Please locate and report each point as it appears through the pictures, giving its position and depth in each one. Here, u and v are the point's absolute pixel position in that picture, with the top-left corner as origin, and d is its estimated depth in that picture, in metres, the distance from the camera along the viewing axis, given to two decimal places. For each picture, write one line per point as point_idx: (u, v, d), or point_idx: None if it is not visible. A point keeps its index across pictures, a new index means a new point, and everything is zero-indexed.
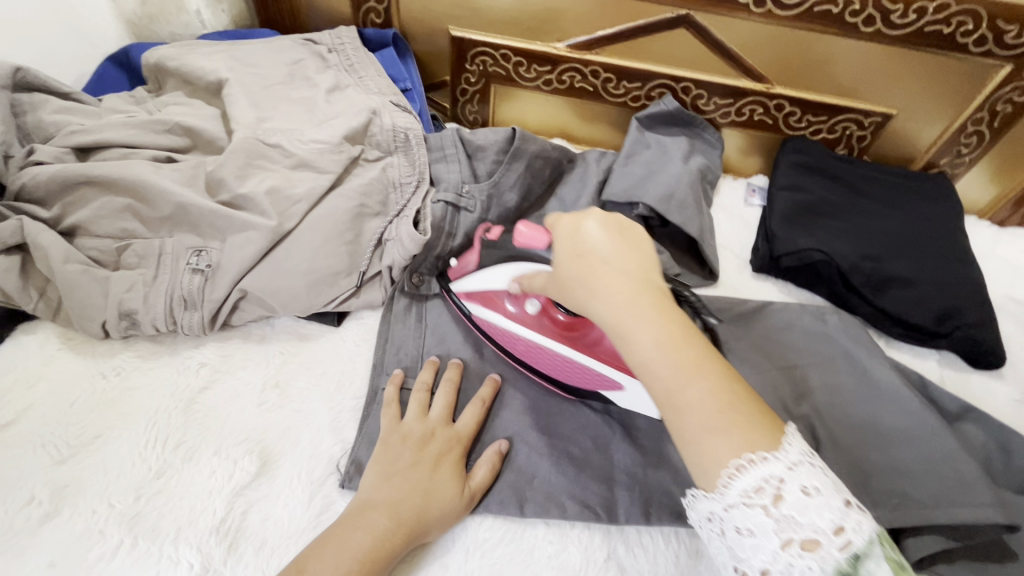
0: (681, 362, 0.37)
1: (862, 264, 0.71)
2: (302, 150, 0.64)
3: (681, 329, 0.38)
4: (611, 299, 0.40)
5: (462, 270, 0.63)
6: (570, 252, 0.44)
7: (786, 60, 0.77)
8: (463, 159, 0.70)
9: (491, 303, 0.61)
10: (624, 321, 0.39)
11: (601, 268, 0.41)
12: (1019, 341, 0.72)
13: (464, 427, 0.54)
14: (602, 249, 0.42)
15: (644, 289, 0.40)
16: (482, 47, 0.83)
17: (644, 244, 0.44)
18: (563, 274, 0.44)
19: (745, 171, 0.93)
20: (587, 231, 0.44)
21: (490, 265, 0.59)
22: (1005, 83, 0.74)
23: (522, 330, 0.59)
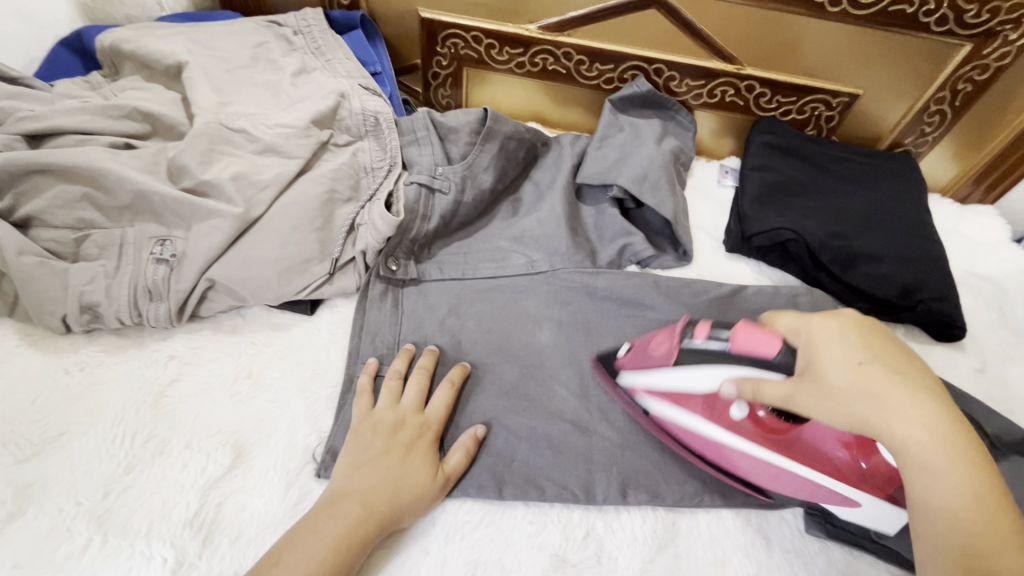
0: (987, 517, 0.35)
1: (829, 242, 0.72)
2: (268, 135, 0.63)
3: (984, 473, 0.37)
4: (922, 428, 0.37)
5: (645, 362, 0.54)
6: (840, 362, 0.40)
7: (756, 41, 0.78)
8: (435, 142, 0.69)
9: (682, 402, 0.52)
10: (932, 457, 0.37)
11: (921, 389, 0.39)
12: (978, 314, 0.74)
13: (433, 415, 0.54)
14: (899, 364, 0.40)
15: (948, 416, 0.38)
16: (453, 29, 0.82)
17: (921, 361, 0.42)
18: (827, 380, 0.41)
19: (718, 153, 0.94)
20: (853, 339, 0.41)
21: (684, 364, 0.51)
22: (965, 62, 0.75)
23: (726, 436, 0.50)
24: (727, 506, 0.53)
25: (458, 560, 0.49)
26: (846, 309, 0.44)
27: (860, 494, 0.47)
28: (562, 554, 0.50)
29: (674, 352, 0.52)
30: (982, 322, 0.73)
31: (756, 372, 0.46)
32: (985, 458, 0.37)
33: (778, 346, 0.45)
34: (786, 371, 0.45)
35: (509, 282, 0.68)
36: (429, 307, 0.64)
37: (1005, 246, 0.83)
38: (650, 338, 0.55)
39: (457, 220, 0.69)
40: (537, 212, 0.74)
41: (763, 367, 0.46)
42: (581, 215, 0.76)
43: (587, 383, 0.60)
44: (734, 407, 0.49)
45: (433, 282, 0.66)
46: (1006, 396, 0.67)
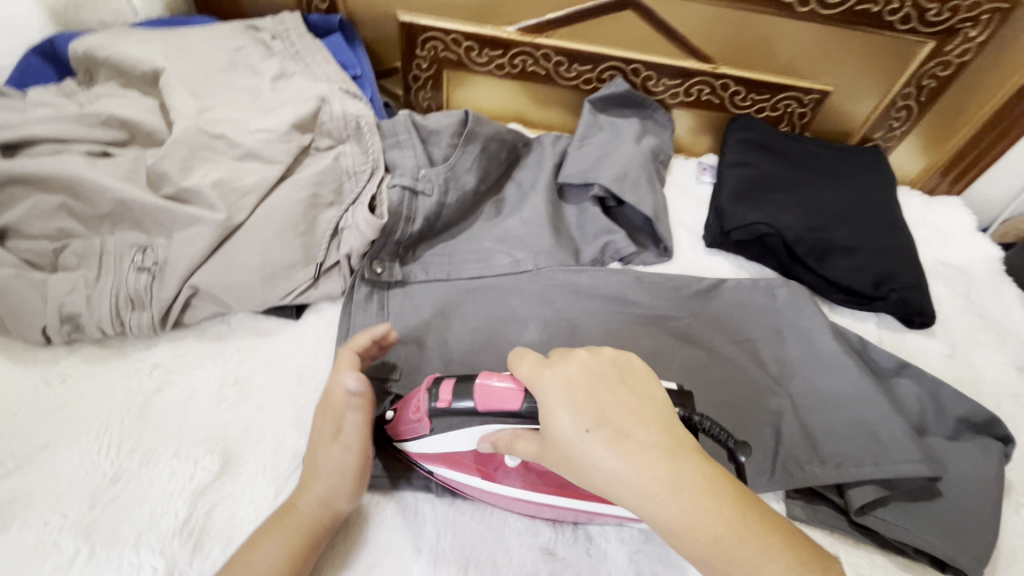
0: (745, 556, 0.36)
1: (806, 235, 0.74)
2: (249, 140, 0.62)
3: (725, 511, 0.37)
4: (637, 490, 0.37)
5: (408, 432, 0.51)
6: (572, 427, 0.39)
7: (729, 41, 0.80)
8: (417, 144, 0.69)
9: (455, 464, 0.51)
10: (657, 508, 0.37)
11: (626, 447, 0.38)
12: (947, 302, 0.77)
13: (330, 386, 0.50)
14: (624, 420, 0.39)
15: (670, 465, 0.37)
16: (432, 32, 0.82)
17: (638, 389, 0.41)
18: (565, 449, 0.39)
19: (696, 150, 0.96)
20: (557, 396, 0.40)
21: (442, 429, 0.49)
22: (928, 59, 0.78)
23: (505, 484, 0.50)
24: None
25: (452, 557, 0.49)
26: (569, 351, 0.43)
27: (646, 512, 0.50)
28: (552, 548, 0.51)
29: (425, 421, 0.49)
30: (951, 309, 0.76)
31: (509, 426, 0.46)
32: (705, 489, 0.37)
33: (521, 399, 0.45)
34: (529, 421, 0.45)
35: (494, 282, 0.68)
36: (415, 309, 0.65)
37: (971, 236, 0.86)
38: (408, 402, 0.51)
39: (440, 222, 0.70)
40: (520, 213, 0.75)
41: (516, 420, 0.46)
42: (563, 214, 0.77)
43: None
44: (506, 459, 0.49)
45: (418, 284, 0.67)
46: (974, 379, 0.69)
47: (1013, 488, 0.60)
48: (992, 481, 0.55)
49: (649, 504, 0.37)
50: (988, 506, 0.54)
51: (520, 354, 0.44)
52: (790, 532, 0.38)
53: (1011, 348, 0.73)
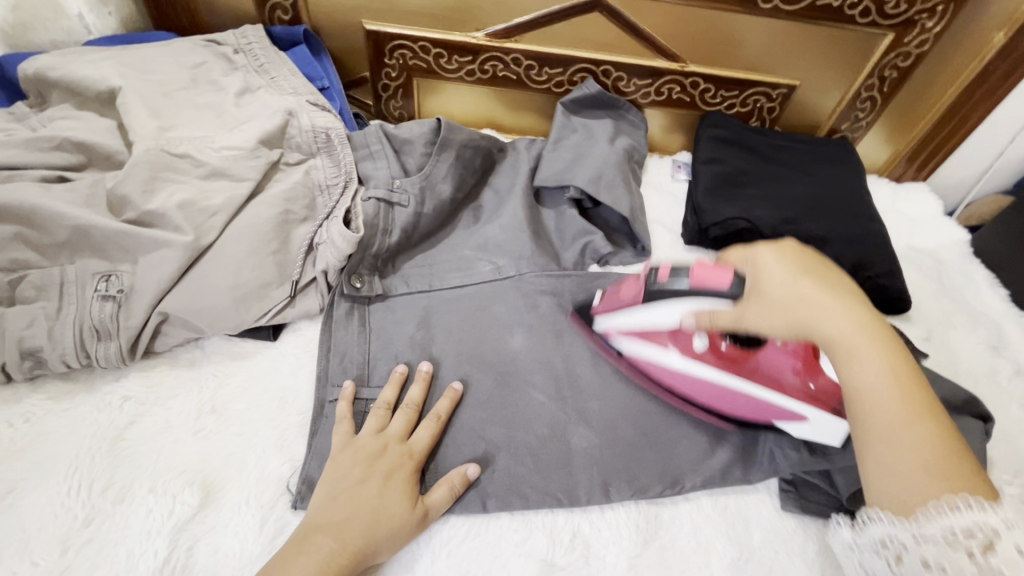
0: (913, 404, 0.39)
1: (780, 228, 0.75)
2: (214, 158, 0.60)
3: (907, 366, 0.40)
4: (840, 322, 0.41)
5: (615, 306, 0.60)
6: (780, 273, 0.44)
7: (696, 40, 0.80)
8: (390, 155, 0.68)
9: (654, 339, 0.59)
10: (852, 339, 0.41)
11: (836, 292, 0.43)
12: (919, 286, 0.79)
13: (418, 444, 0.53)
14: (832, 276, 0.44)
15: (871, 316, 0.42)
16: (400, 40, 0.81)
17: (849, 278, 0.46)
18: (771, 292, 0.44)
19: (670, 149, 0.96)
20: (785, 255, 0.45)
21: (656, 304, 0.55)
22: (889, 50, 0.80)
23: (693, 364, 0.57)
24: (707, 492, 0.55)
25: None
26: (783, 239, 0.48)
27: (804, 409, 0.52)
28: (550, 559, 0.50)
29: (638, 291, 0.57)
30: (924, 293, 0.78)
31: (711, 303, 0.50)
32: (897, 346, 0.41)
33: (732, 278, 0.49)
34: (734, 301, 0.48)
35: (477, 290, 0.67)
36: (398, 322, 0.63)
37: (938, 220, 0.89)
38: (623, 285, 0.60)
39: (419, 232, 0.69)
40: (499, 219, 0.74)
41: (716, 300, 0.50)
42: (542, 218, 0.76)
43: (562, 384, 0.61)
44: (694, 338, 0.56)
45: (400, 296, 0.66)
46: (951, 361, 0.71)
47: (995, 465, 0.61)
48: (976, 459, 0.56)
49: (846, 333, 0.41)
50: None
51: (741, 249, 0.50)
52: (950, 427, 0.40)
53: (983, 328, 0.75)
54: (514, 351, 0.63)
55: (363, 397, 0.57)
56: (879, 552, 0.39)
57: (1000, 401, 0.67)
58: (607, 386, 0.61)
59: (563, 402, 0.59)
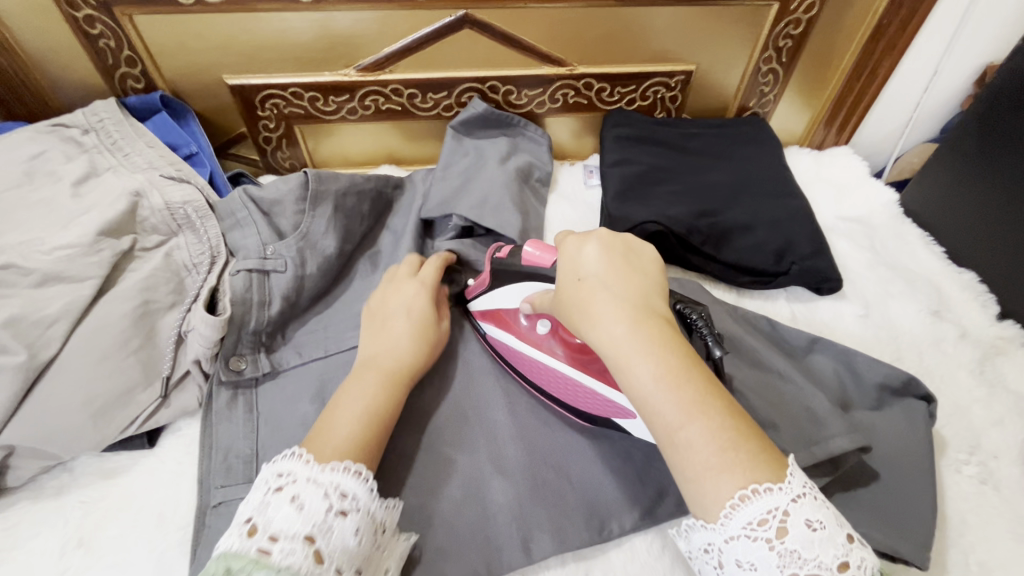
0: (687, 401, 0.37)
1: (695, 224, 0.71)
2: (47, 262, 0.53)
3: (675, 358, 0.38)
4: (608, 325, 0.40)
5: (477, 288, 0.63)
6: (568, 277, 0.45)
7: (579, 41, 0.76)
8: (259, 219, 0.62)
9: (505, 322, 0.60)
10: (618, 340, 0.39)
11: (610, 287, 0.42)
12: (853, 259, 0.74)
13: (429, 277, 0.61)
14: (623, 274, 0.43)
15: (637, 311, 0.40)
16: (269, 90, 0.76)
17: (643, 264, 0.45)
18: (564, 297, 0.45)
19: (581, 154, 0.92)
20: (581, 254, 0.45)
21: (503, 285, 0.59)
22: (778, 20, 0.77)
23: (531, 350, 0.58)
24: (639, 533, 0.51)
25: None
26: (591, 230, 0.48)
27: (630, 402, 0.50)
28: None
29: (488, 275, 0.61)
30: (858, 265, 0.73)
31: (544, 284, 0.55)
32: (670, 339, 0.39)
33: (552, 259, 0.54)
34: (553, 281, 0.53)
35: None
36: (290, 401, 0.58)
37: (866, 182, 0.85)
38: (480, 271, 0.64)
39: (307, 296, 0.63)
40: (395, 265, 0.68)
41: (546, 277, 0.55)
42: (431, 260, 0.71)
43: (474, 439, 0.56)
44: (538, 323, 0.58)
45: (292, 369, 0.60)
46: (893, 335, 0.66)
47: (947, 445, 0.57)
48: (921, 449, 0.52)
49: (615, 338, 0.39)
50: (923, 477, 0.51)
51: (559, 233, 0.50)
52: (738, 412, 0.38)
53: (924, 291, 0.70)
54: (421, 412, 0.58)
55: None
56: (707, 558, 0.37)
57: (947, 371, 0.63)
58: (522, 428, 0.57)
59: (475, 455, 0.55)
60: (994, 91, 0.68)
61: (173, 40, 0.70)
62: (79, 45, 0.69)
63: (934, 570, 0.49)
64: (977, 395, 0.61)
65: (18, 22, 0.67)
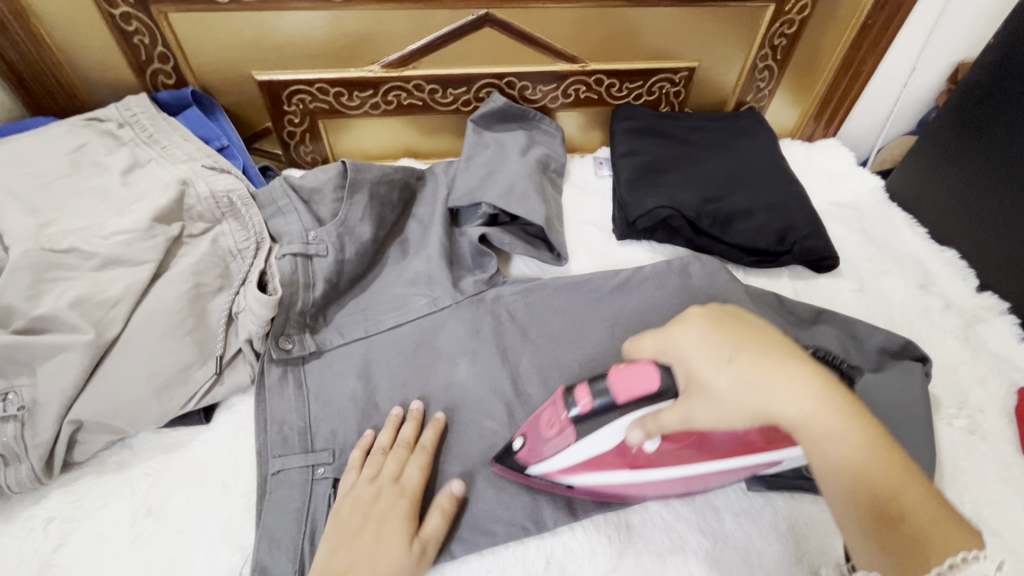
0: (882, 479, 0.38)
1: (703, 209, 0.76)
2: (105, 246, 0.56)
3: (865, 420, 0.39)
4: (796, 401, 0.38)
5: (544, 446, 0.48)
6: (711, 367, 0.39)
7: (591, 39, 0.81)
8: (299, 207, 0.65)
9: (593, 465, 0.48)
10: (815, 416, 0.38)
11: (776, 359, 0.39)
12: (846, 240, 0.81)
13: (411, 481, 0.52)
14: (764, 343, 0.40)
15: (814, 378, 0.39)
16: (296, 86, 0.79)
17: (756, 325, 0.43)
18: (715, 391, 0.39)
19: (589, 147, 0.97)
20: (712, 333, 0.41)
21: (585, 433, 0.46)
22: (773, 21, 0.83)
23: (651, 473, 0.48)
24: None
25: None
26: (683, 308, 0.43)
27: (775, 456, 0.49)
28: None
29: (567, 427, 0.46)
30: (851, 245, 0.80)
31: (651, 407, 0.43)
32: (848, 402, 0.39)
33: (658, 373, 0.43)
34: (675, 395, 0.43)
35: (415, 327, 0.66)
36: (337, 378, 0.61)
37: (853, 171, 0.91)
38: (538, 423, 0.49)
39: (346, 279, 0.66)
40: (425, 251, 0.72)
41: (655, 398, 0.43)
42: (458, 246, 0.75)
43: (514, 407, 0.60)
44: (643, 446, 0.45)
45: (336, 349, 0.63)
46: (886, 307, 0.73)
47: (939, 402, 0.63)
48: (918, 402, 0.58)
49: (803, 421, 0.38)
50: (921, 427, 0.56)
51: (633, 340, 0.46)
52: (915, 469, 0.39)
53: (911, 268, 0.77)
54: (461, 384, 0.62)
55: (309, 465, 0.54)
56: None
57: (935, 337, 0.69)
58: None
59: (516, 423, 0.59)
60: (969, 86, 0.76)
61: (205, 38, 0.73)
62: (113, 42, 0.72)
63: None
64: (963, 357, 0.67)
65: (54, 20, 0.69)
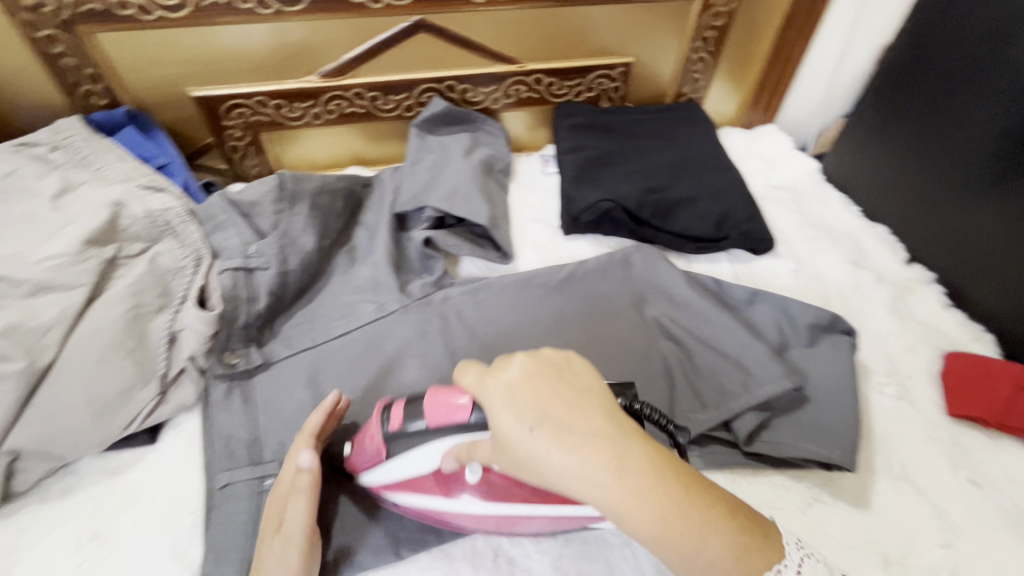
0: (694, 528, 0.34)
1: (644, 200, 0.78)
2: (37, 273, 0.55)
3: (674, 487, 0.34)
4: (591, 481, 0.33)
5: (365, 461, 0.52)
6: (511, 431, 0.36)
7: (526, 40, 0.83)
8: (238, 222, 0.65)
9: (419, 488, 0.51)
10: (603, 498, 0.33)
11: (570, 433, 0.34)
12: (784, 222, 0.83)
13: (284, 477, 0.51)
14: (575, 404, 0.36)
15: (614, 451, 0.34)
16: (234, 100, 0.79)
17: (576, 376, 0.38)
18: (515, 453, 0.36)
19: (537, 145, 0.99)
20: (519, 390, 0.36)
21: (400, 452, 0.49)
22: (702, 14, 0.85)
23: (462, 506, 0.50)
24: None
25: None
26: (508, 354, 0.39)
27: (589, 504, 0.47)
28: None
29: (378, 447, 0.50)
30: (789, 227, 0.83)
31: (466, 437, 0.46)
32: (659, 463, 0.35)
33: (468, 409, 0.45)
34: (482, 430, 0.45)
35: (363, 333, 0.66)
36: (284, 389, 0.61)
37: (791, 155, 0.94)
38: (362, 436, 0.52)
39: (291, 290, 0.67)
40: (372, 257, 0.73)
41: (470, 428, 0.46)
42: (406, 250, 0.75)
43: None
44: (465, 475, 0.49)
45: (283, 360, 0.63)
46: (822, 284, 0.76)
47: (871, 371, 0.66)
48: (847, 373, 0.61)
49: (609, 493, 0.33)
50: (849, 397, 0.59)
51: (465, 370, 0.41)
52: (732, 504, 0.36)
53: (845, 245, 0.80)
54: (410, 386, 0.63)
55: (257, 477, 0.54)
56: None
57: (867, 310, 0.72)
58: None
59: None
60: (889, 67, 0.79)
61: (137, 56, 0.72)
62: (39, 66, 0.70)
63: (862, 473, 0.57)
64: (893, 328, 0.70)
65: None
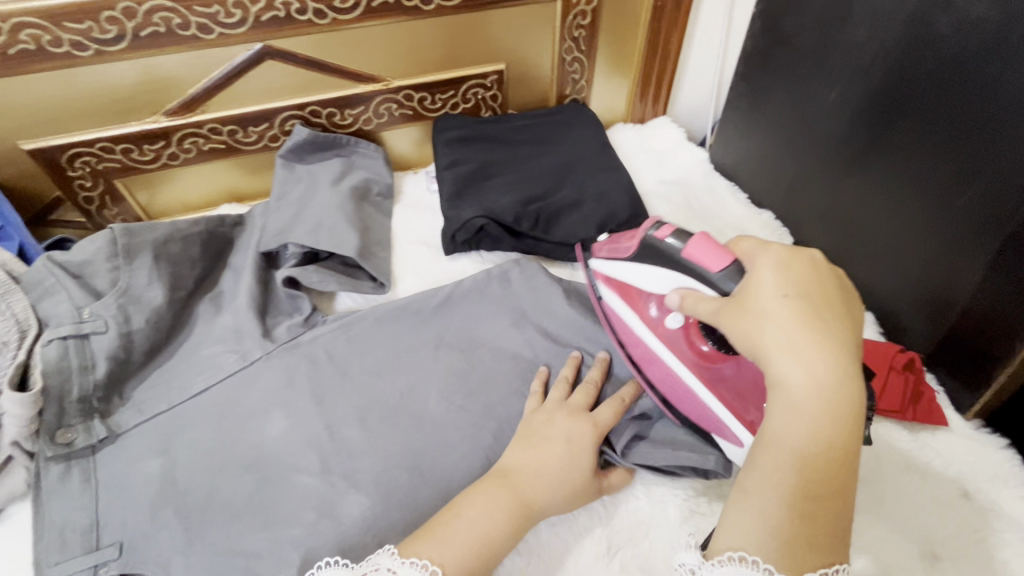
0: (829, 479, 0.37)
1: (523, 211, 0.75)
2: None
3: (849, 433, 0.38)
4: (804, 366, 0.38)
5: (614, 252, 0.61)
6: (767, 289, 0.42)
7: (386, 56, 0.79)
8: (69, 285, 0.61)
9: (631, 299, 0.60)
10: (797, 384, 0.38)
11: (822, 326, 0.39)
12: (672, 218, 0.82)
13: (603, 421, 0.54)
14: (833, 315, 0.40)
15: (843, 364, 0.38)
16: (75, 148, 0.73)
17: (854, 306, 0.42)
18: (750, 305, 0.42)
19: (426, 162, 0.95)
20: (781, 274, 0.42)
21: (644, 264, 0.57)
22: (565, 14, 0.83)
23: (647, 335, 0.58)
24: None
25: None
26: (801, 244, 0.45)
27: (748, 439, 0.50)
28: None
29: (635, 244, 0.58)
30: (677, 223, 0.81)
31: (700, 283, 0.50)
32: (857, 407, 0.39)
33: (723, 266, 0.48)
34: (718, 290, 0.48)
35: (223, 387, 0.62)
36: (132, 461, 0.56)
37: (681, 147, 0.93)
38: (626, 233, 0.61)
39: (138, 351, 0.62)
40: (235, 302, 0.68)
41: (705, 279, 0.50)
42: (275, 291, 0.71)
43: (327, 454, 0.57)
44: (670, 317, 0.56)
45: (133, 429, 0.59)
46: None
47: None
48: None
49: (804, 382, 0.38)
50: None
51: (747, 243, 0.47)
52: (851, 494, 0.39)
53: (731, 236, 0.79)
54: (271, 441, 0.58)
55: (91, 567, 0.50)
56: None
57: None
58: (373, 438, 0.58)
59: (327, 473, 0.55)
60: (748, 55, 0.79)
61: None
62: None
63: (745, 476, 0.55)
64: None
65: None
